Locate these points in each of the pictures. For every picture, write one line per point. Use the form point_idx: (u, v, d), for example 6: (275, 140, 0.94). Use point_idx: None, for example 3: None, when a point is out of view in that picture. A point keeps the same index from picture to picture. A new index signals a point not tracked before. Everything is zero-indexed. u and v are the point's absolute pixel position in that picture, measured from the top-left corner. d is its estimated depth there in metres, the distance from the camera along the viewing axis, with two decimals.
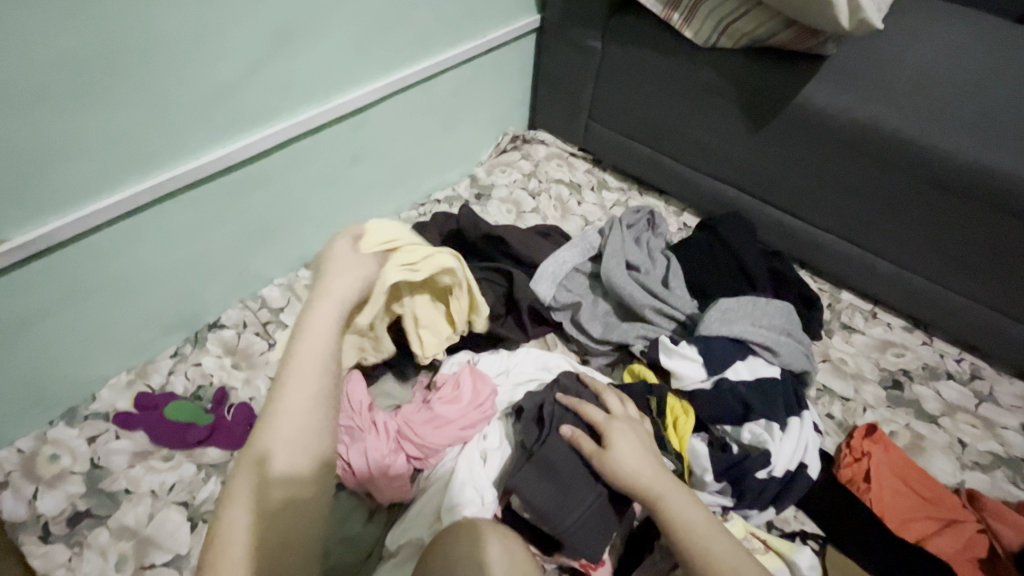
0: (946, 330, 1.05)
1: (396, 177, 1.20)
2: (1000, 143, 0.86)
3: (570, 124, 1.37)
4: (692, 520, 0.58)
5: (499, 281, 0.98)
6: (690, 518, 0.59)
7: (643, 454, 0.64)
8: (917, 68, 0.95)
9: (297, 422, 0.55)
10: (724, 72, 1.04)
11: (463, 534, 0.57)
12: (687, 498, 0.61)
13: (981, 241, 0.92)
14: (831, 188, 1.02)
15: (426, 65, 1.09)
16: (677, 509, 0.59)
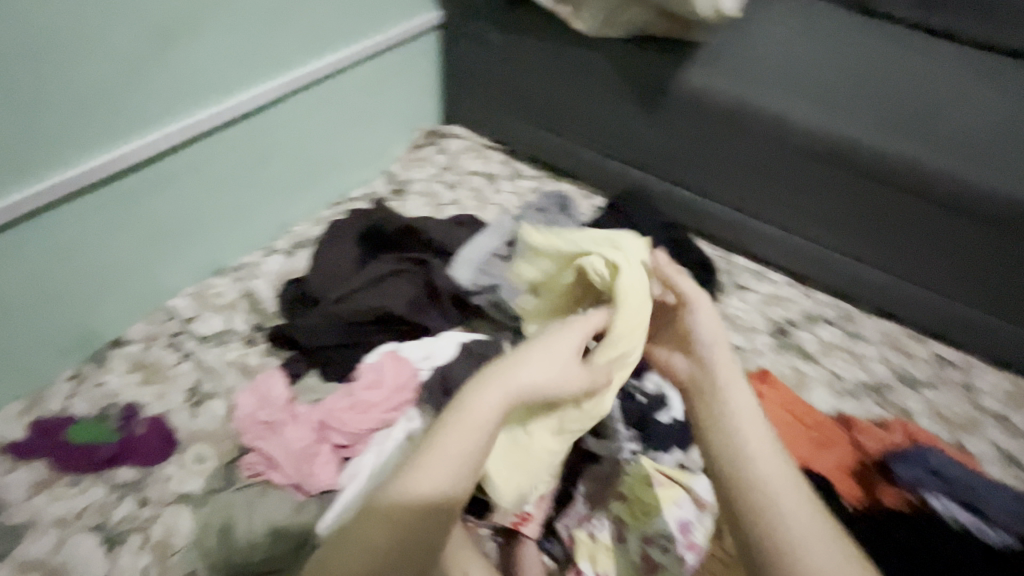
0: (822, 281, 1.19)
1: (309, 176, 1.18)
2: (838, 113, 1.00)
3: (481, 116, 1.41)
4: (775, 488, 0.48)
5: (418, 271, 1.01)
6: (754, 465, 0.50)
7: (755, 415, 0.55)
8: (773, 52, 1.09)
9: (459, 441, 0.49)
10: (614, 60, 1.12)
11: None
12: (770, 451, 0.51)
13: (836, 198, 1.07)
14: (716, 162, 1.13)
15: (329, 61, 1.10)
16: (754, 452, 0.51)
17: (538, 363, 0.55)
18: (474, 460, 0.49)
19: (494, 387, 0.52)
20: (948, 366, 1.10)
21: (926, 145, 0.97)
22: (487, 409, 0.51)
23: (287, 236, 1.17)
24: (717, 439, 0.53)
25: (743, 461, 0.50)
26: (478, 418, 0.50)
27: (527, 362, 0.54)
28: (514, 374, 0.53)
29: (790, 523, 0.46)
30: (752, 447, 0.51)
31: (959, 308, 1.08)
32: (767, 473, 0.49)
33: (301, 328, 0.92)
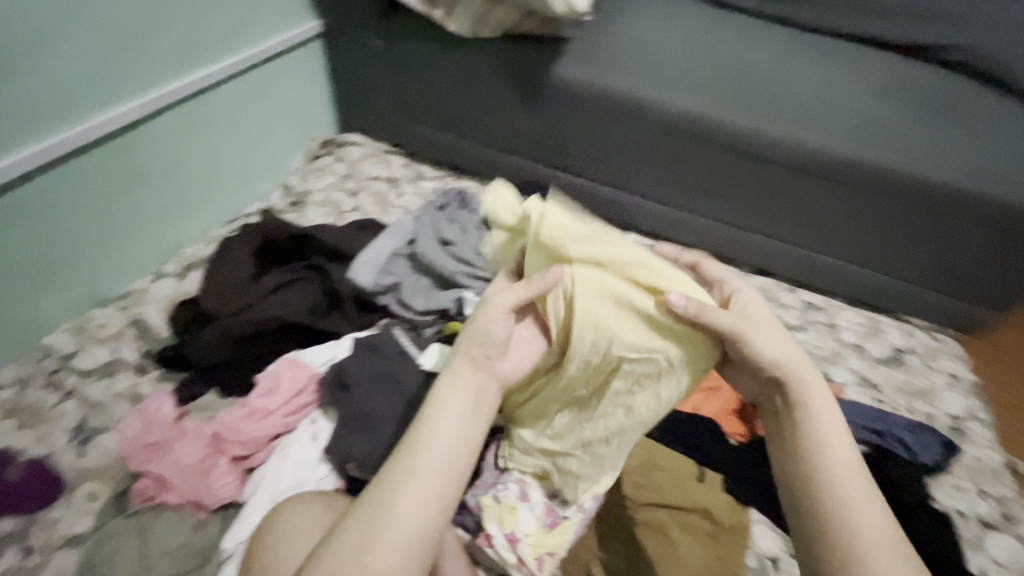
0: (707, 248, 1.29)
1: (195, 195, 1.15)
2: (694, 94, 1.10)
3: (376, 122, 1.42)
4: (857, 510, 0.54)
5: (317, 277, 1.01)
6: (844, 492, 0.55)
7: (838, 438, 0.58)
8: (635, 42, 1.18)
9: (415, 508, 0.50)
10: (492, 58, 1.17)
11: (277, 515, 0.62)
12: (844, 451, 0.57)
13: (705, 170, 1.17)
14: (597, 147, 1.21)
15: (198, 76, 1.06)
16: (835, 469, 0.56)
17: (447, 414, 0.55)
18: (450, 489, 0.52)
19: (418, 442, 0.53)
20: (816, 310, 1.24)
21: (772, 116, 1.09)
22: (423, 454, 0.53)
23: (177, 258, 1.13)
24: (801, 459, 0.58)
25: (822, 476, 0.56)
26: (424, 481, 0.52)
27: (443, 407, 0.55)
28: (437, 424, 0.55)
29: (864, 534, 0.53)
30: (829, 456, 0.57)
31: (816, 257, 1.22)
32: (841, 476, 0.56)
33: (195, 349, 0.89)
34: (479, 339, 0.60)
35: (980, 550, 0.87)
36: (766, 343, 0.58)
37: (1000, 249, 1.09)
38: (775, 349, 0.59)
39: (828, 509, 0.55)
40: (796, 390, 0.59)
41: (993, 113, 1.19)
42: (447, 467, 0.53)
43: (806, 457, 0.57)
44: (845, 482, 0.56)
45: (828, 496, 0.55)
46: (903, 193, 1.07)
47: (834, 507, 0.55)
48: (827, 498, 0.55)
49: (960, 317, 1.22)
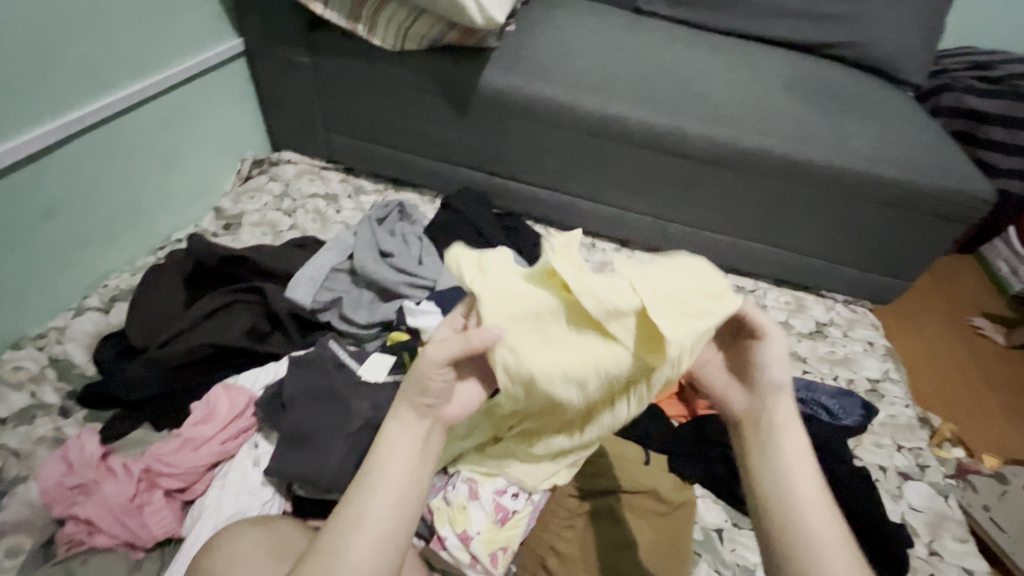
0: (641, 242, 1.36)
1: (115, 224, 1.10)
2: (615, 97, 1.17)
3: (309, 139, 1.40)
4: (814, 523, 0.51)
5: (254, 298, 0.97)
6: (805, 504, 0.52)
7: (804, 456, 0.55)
8: (556, 52, 1.24)
9: (366, 551, 0.46)
10: (420, 71, 1.19)
11: (215, 545, 0.60)
12: (813, 489, 0.53)
13: (633, 169, 1.23)
14: (529, 152, 1.25)
15: (110, 100, 1.01)
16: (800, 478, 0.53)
17: (391, 447, 0.49)
18: (400, 531, 0.48)
19: (365, 484, 0.48)
20: (745, 292, 1.32)
21: (689, 115, 1.16)
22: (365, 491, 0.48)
23: (100, 292, 1.08)
24: (769, 487, 0.53)
25: (788, 506, 0.52)
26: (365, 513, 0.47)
27: (381, 449, 0.49)
28: (385, 459, 0.49)
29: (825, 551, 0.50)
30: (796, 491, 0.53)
31: (741, 243, 1.31)
32: (807, 505, 0.52)
33: (123, 385, 0.85)
34: (419, 389, 0.50)
35: (900, 499, 0.95)
36: (774, 366, 0.57)
37: (897, 224, 1.20)
38: (775, 371, 0.57)
39: (791, 540, 0.51)
40: (775, 415, 0.56)
41: (882, 103, 1.32)
42: (395, 509, 0.48)
43: (776, 487, 0.53)
44: (812, 517, 0.52)
45: (795, 527, 0.51)
46: (811, 179, 1.16)
47: (792, 537, 0.51)
48: (792, 528, 0.51)
49: (871, 289, 1.33)
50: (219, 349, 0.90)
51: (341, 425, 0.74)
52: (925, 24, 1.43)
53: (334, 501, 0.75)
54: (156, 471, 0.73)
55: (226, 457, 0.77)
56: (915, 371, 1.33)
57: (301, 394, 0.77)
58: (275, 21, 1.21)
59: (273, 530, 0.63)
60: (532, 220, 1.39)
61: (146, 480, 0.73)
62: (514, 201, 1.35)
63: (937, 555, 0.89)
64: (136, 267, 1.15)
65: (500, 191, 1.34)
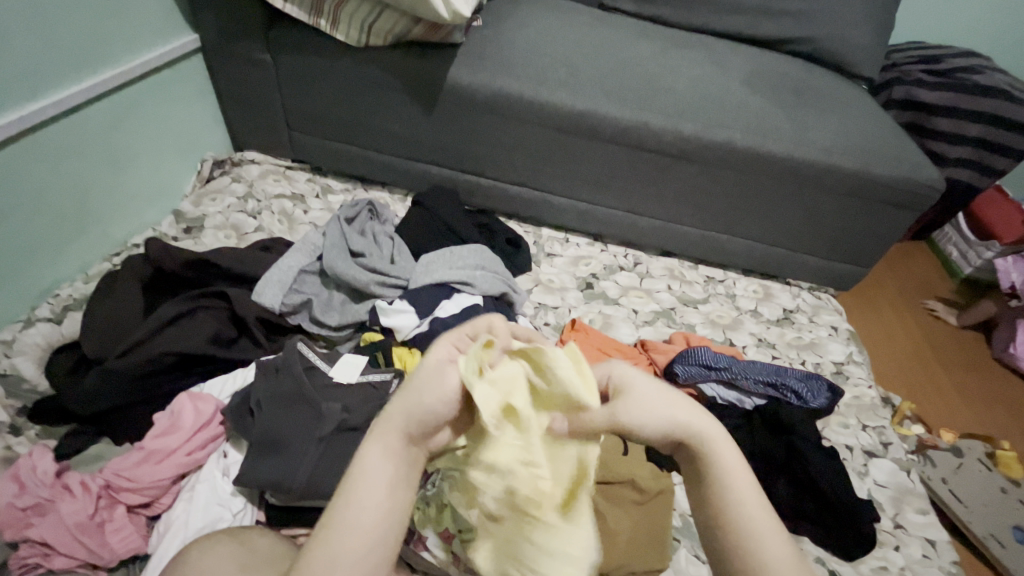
0: (613, 235, 1.37)
1: (65, 229, 1.05)
2: (582, 92, 1.17)
3: (272, 138, 1.36)
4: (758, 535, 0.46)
5: (219, 303, 0.94)
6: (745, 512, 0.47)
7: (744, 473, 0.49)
8: (523, 47, 1.23)
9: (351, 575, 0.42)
10: (386, 67, 1.17)
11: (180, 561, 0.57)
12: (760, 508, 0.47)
13: (603, 163, 1.24)
14: (500, 148, 1.24)
15: (54, 99, 0.95)
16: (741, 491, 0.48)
17: (373, 470, 0.46)
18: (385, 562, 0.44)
19: (339, 517, 0.44)
20: (715, 283, 1.35)
21: (655, 109, 1.18)
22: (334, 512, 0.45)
23: (51, 302, 1.02)
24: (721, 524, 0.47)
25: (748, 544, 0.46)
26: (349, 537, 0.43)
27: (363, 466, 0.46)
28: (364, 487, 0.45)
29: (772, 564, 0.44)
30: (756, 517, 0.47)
31: (710, 234, 1.33)
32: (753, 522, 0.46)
33: (76, 400, 0.80)
34: (416, 412, 0.48)
35: (865, 476, 0.99)
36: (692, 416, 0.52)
37: (856, 212, 1.25)
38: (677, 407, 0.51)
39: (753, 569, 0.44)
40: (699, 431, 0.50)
41: (839, 97, 1.37)
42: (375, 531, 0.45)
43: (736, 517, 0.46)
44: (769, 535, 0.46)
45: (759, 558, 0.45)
46: (774, 170, 1.19)
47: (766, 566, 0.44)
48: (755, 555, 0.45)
49: (833, 276, 1.38)
50: (183, 357, 0.86)
51: (313, 430, 0.72)
52: (876, 19, 1.48)
53: (309, 508, 0.73)
54: (117, 487, 0.70)
55: (193, 468, 0.74)
56: (875, 353, 1.39)
57: (271, 400, 0.74)
58: (230, 16, 1.17)
59: (246, 539, 0.61)
60: (505, 217, 1.38)
61: (106, 496, 0.70)
62: (485, 197, 1.34)
63: (902, 527, 0.93)
64: (90, 274, 1.09)
65: (471, 188, 1.33)
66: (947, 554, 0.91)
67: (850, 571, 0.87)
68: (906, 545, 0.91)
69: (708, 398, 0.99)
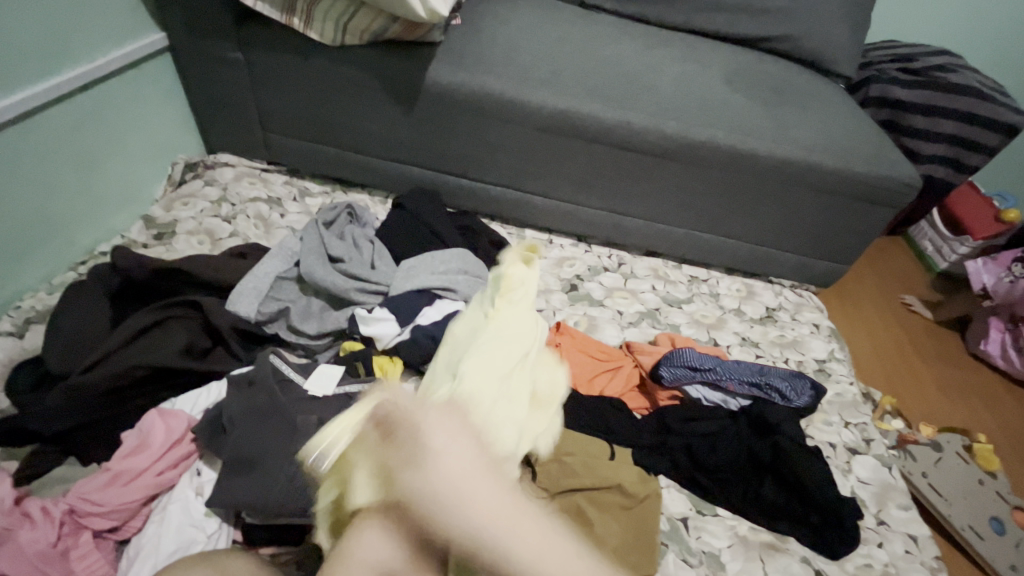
0: (597, 236, 1.36)
1: (27, 237, 1.00)
2: (563, 91, 1.16)
3: (246, 139, 1.32)
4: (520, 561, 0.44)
5: (191, 314, 0.90)
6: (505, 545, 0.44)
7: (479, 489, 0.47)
8: (504, 46, 1.22)
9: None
10: (363, 66, 1.14)
11: None
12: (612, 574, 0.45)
13: (586, 164, 1.23)
14: (482, 149, 1.22)
15: (10, 101, 0.90)
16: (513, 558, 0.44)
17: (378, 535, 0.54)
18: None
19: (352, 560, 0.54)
20: (699, 282, 1.35)
21: (637, 109, 1.17)
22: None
23: (13, 314, 0.98)
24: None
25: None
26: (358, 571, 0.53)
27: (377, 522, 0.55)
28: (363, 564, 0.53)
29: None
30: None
31: (694, 233, 1.33)
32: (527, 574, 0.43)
33: (41, 417, 0.76)
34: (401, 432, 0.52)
35: (849, 473, 1.00)
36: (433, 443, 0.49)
37: (836, 210, 1.26)
38: (473, 500, 0.46)
39: None
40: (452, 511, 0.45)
41: (819, 95, 1.38)
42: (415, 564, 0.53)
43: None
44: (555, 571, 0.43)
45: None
46: (755, 169, 1.19)
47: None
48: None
49: (814, 273, 1.39)
50: (154, 370, 0.83)
51: (289, 446, 0.70)
52: (853, 18, 1.50)
53: (289, 525, 0.71)
54: (82, 512, 0.67)
55: (165, 488, 0.71)
56: (856, 349, 1.41)
57: (243, 416, 0.72)
58: (199, 12, 1.12)
59: (220, 565, 0.57)
60: (488, 218, 1.37)
61: (70, 523, 0.67)
62: (468, 199, 1.32)
63: (885, 523, 0.94)
64: (54, 284, 1.05)
65: (453, 190, 1.31)
66: (929, 549, 0.92)
67: (836, 570, 0.87)
68: (890, 541, 0.92)
69: (693, 400, 0.98)
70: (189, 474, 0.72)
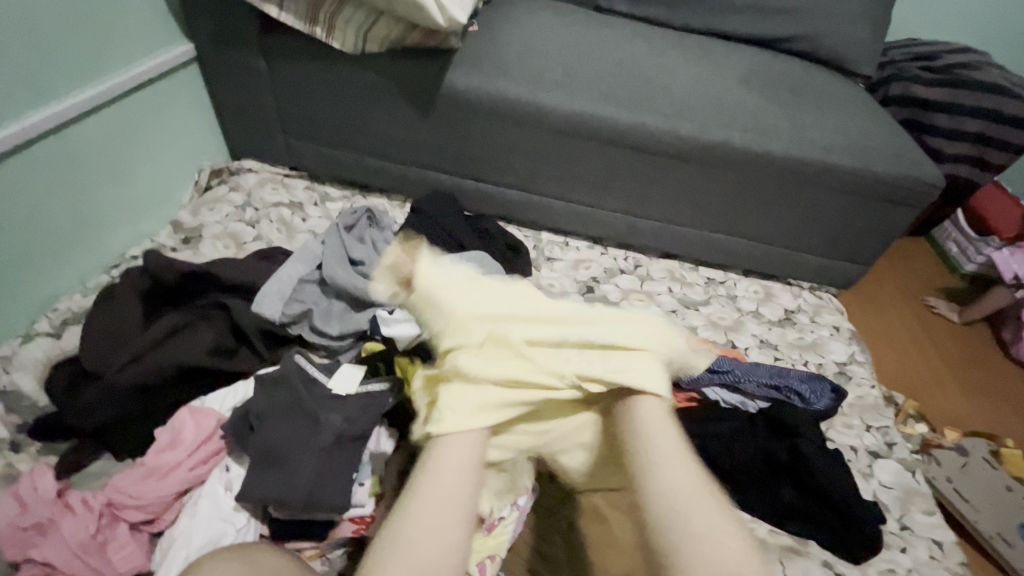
0: (613, 238, 1.37)
1: (64, 242, 1.05)
2: (578, 95, 1.17)
3: (270, 146, 1.36)
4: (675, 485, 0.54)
5: (219, 315, 0.93)
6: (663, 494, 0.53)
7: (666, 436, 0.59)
8: (519, 51, 1.23)
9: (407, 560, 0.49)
10: (382, 73, 1.17)
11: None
12: (671, 464, 0.56)
13: (601, 167, 1.23)
14: (498, 153, 1.24)
15: (46, 113, 0.94)
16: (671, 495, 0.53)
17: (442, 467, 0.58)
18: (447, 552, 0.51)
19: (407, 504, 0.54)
20: (716, 284, 1.34)
21: (652, 111, 1.17)
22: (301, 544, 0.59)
23: (50, 315, 1.02)
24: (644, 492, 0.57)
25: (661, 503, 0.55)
26: (421, 518, 0.52)
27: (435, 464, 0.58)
28: (421, 517, 0.52)
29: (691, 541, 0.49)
30: (650, 436, 0.59)
31: (710, 235, 1.33)
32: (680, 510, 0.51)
33: (79, 414, 0.80)
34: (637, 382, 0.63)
35: (871, 477, 0.99)
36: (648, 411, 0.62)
37: (856, 211, 1.24)
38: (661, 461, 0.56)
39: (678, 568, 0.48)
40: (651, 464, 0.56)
41: (837, 95, 1.37)
42: (443, 553, 0.50)
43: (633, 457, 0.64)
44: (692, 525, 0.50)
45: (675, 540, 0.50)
46: (772, 170, 1.19)
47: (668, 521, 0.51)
48: (677, 524, 0.50)
49: (833, 275, 1.37)
50: (184, 369, 0.86)
51: (314, 442, 0.72)
52: (871, 17, 1.48)
53: (313, 520, 0.73)
54: (119, 504, 0.70)
55: (196, 483, 0.73)
56: (877, 351, 1.39)
57: (269, 415, 0.74)
58: (225, 23, 1.16)
59: (249, 556, 0.59)
60: (505, 221, 1.38)
61: (108, 514, 0.70)
62: (485, 202, 1.34)
63: (908, 529, 0.93)
64: (89, 287, 1.09)
65: (470, 193, 1.33)
66: (954, 555, 0.91)
67: (858, 575, 0.86)
68: (913, 546, 0.91)
69: (712, 402, 0.98)
70: (219, 470, 0.75)
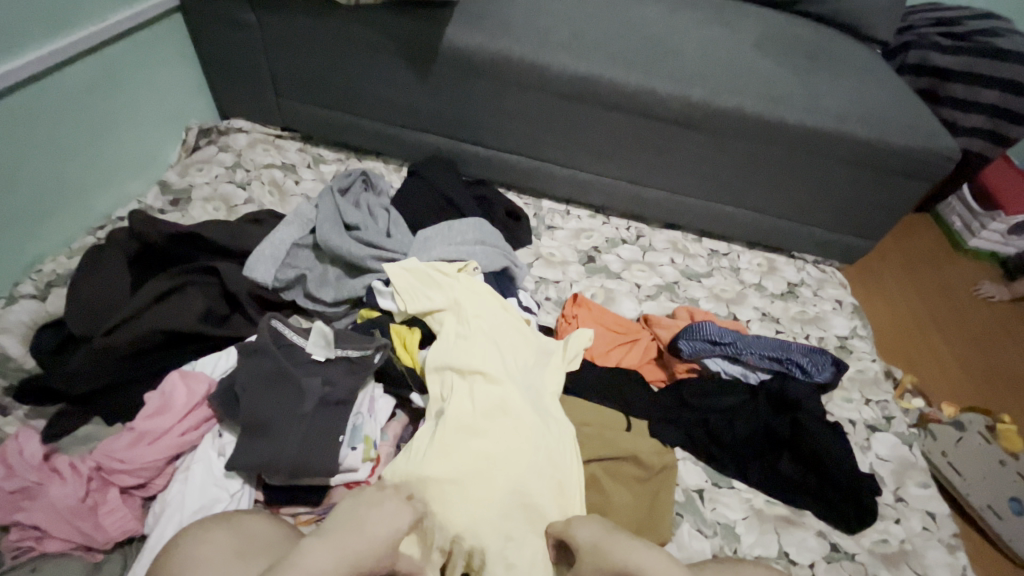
0: (615, 208, 1.33)
1: (44, 202, 1.00)
2: (584, 55, 1.11)
3: (262, 105, 1.30)
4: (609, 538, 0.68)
5: (209, 280, 0.90)
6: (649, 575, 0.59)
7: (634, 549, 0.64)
8: (520, 7, 1.17)
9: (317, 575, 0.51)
10: (378, 27, 1.10)
11: (183, 538, 0.58)
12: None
13: (606, 133, 1.19)
14: (499, 116, 1.19)
15: (17, 64, 0.88)
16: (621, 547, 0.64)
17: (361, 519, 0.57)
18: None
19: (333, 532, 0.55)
20: (719, 256, 1.32)
21: (662, 74, 1.12)
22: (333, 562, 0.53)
23: (35, 277, 0.99)
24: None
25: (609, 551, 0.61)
26: (324, 552, 0.53)
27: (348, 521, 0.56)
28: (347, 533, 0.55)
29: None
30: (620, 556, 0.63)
31: (714, 206, 1.30)
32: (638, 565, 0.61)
33: (64, 378, 0.78)
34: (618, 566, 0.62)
35: (868, 450, 0.99)
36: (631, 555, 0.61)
37: (867, 182, 1.21)
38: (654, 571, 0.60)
39: None
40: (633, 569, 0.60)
41: (854, 62, 1.31)
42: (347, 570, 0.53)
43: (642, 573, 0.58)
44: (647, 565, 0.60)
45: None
46: (784, 140, 1.15)
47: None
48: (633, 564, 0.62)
49: (837, 249, 1.35)
50: (172, 334, 0.83)
51: (300, 407, 0.71)
52: None
53: (306, 484, 0.72)
54: (108, 469, 0.68)
55: (187, 449, 0.72)
56: (876, 326, 1.38)
57: (259, 383, 0.72)
58: None
59: (239, 523, 0.61)
60: (504, 188, 1.34)
61: (98, 479, 0.68)
62: (484, 167, 1.30)
63: (903, 501, 0.93)
64: (73, 248, 1.05)
65: (469, 158, 1.28)
66: (946, 527, 0.91)
67: (852, 545, 0.86)
68: (907, 518, 0.91)
69: (713, 372, 0.97)
70: (211, 436, 0.73)
